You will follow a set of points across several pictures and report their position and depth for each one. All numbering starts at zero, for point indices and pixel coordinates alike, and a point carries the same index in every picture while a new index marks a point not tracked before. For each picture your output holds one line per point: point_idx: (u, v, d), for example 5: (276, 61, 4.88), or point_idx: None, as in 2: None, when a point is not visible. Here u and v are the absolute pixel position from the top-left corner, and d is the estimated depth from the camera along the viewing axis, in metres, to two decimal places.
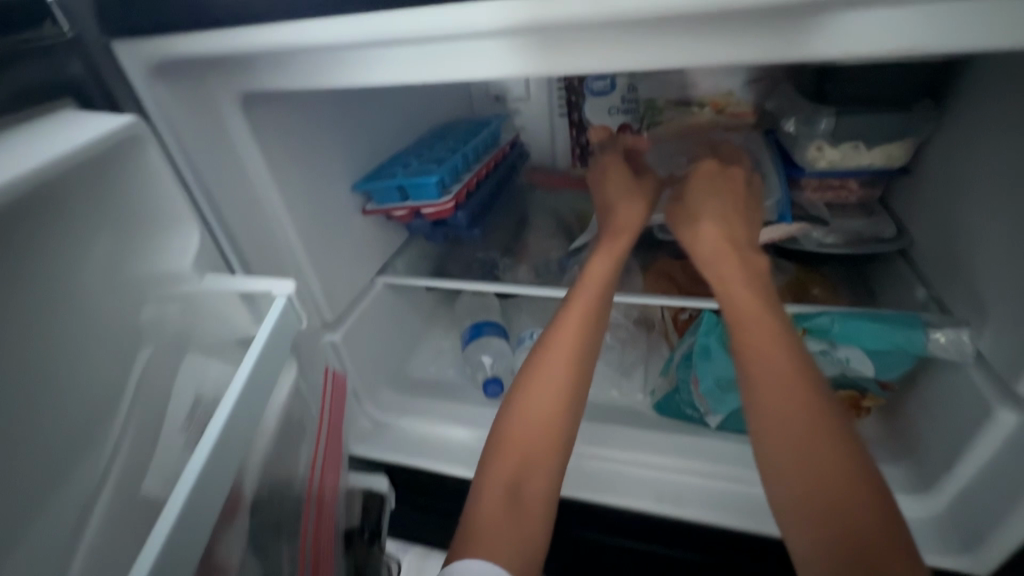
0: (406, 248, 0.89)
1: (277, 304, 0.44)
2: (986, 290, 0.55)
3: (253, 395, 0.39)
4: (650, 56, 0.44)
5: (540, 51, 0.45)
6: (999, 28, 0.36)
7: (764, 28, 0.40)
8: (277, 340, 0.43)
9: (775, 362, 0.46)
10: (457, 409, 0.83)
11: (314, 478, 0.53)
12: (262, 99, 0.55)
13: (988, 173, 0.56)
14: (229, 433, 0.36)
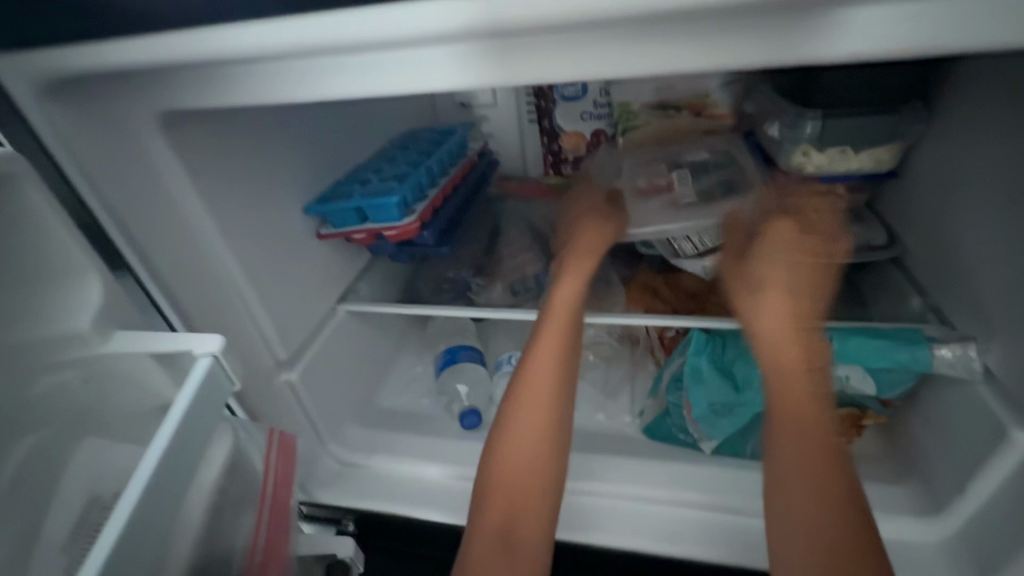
0: (370, 271, 0.82)
1: (201, 365, 0.37)
2: (990, 301, 0.52)
3: (167, 479, 0.32)
4: (627, 60, 0.38)
5: (497, 59, 0.39)
6: (1010, 23, 0.32)
7: (752, 27, 0.35)
8: (201, 409, 0.36)
9: (815, 446, 0.48)
10: (431, 444, 0.77)
11: (259, 554, 0.45)
12: (185, 118, 0.48)
13: (983, 179, 0.53)
14: (131, 537, 0.30)
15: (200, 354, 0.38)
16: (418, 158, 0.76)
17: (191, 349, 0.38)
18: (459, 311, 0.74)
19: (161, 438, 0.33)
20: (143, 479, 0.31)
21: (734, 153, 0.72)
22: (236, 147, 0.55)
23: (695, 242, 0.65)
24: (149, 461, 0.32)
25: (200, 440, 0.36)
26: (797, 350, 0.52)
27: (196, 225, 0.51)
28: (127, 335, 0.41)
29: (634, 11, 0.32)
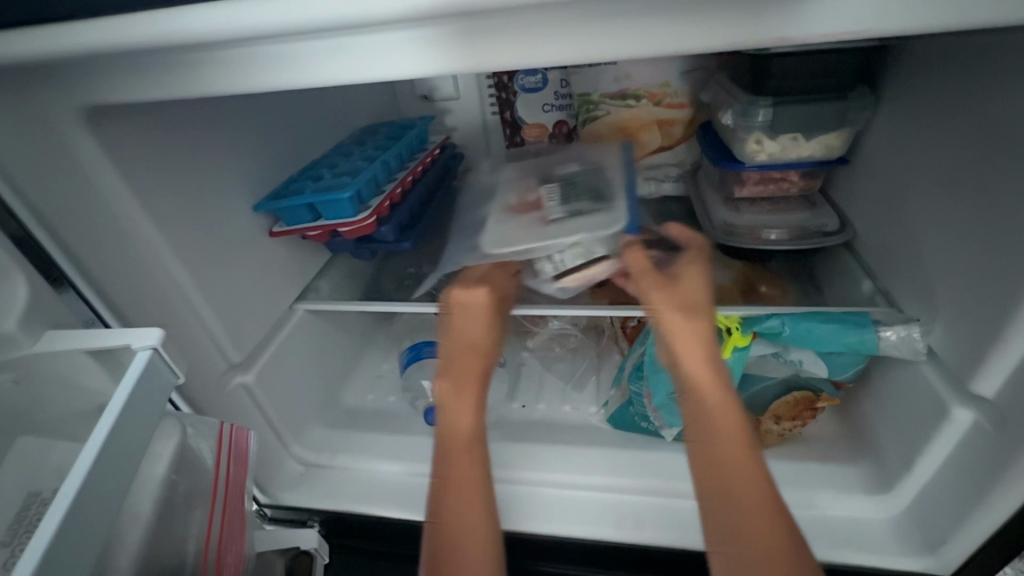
0: (331, 270, 0.81)
1: (140, 357, 0.36)
2: (931, 281, 0.53)
3: (103, 478, 0.31)
4: (571, 46, 0.38)
5: (441, 46, 0.38)
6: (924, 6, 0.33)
7: (690, 11, 0.36)
8: (142, 402, 0.35)
9: (725, 437, 0.50)
10: (396, 442, 0.76)
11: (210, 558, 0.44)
12: (116, 113, 0.46)
13: (926, 160, 0.54)
14: (66, 540, 0.29)
15: (140, 348, 0.37)
16: (374, 153, 0.74)
17: (131, 343, 0.37)
18: (419, 307, 0.72)
19: (102, 432, 0.32)
20: (81, 474, 0.30)
21: (603, 164, 0.73)
22: (175, 141, 0.53)
23: (554, 263, 0.65)
24: (87, 456, 0.31)
25: (137, 439, 0.34)
26: (694, 352, 0.54)
27: (134, 222, 0.49)
28: (60, 333, 0.40)
29: None
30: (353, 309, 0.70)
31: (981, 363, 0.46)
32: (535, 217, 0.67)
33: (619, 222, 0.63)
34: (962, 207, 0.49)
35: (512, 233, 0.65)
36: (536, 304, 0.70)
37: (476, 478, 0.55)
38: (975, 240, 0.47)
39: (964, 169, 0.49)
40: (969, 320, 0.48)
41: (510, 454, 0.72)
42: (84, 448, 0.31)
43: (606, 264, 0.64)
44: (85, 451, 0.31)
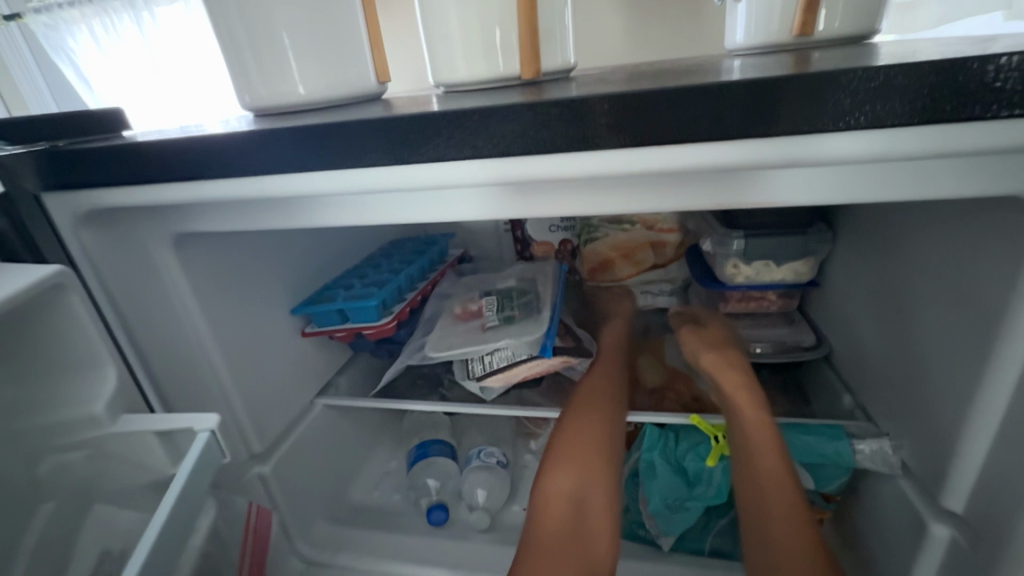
0: (349, 368, 0.88)
1: (199, 439, 0.43)
2: (897, 400, 0.58)
3: (167, 544, 0.36)
4: (617, 206, 0.44)
5: (497, 201, 0.45)
6: (866, 180, 0.39)
7: (715, 184, 0.41)
8: (195, 479, 0.41)
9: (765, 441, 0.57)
10: (398, 542, 0.77)
11: None
12: (194, 240, 0.57)
13: (878, 286, 0.61)
14: None
15: (199, 430, 0.44)
16: (399, 265, 0.85)
17: (191, 426, 0.44)
18: (428, 405, 0.77)
19: (167, 502, 0.38)
20: (151, 540, 0.35)
21: (538, 282, 0.84)
22: (238, 259, 0.64)
23: (483, 363, 0.71)
24: (155, 525, 0.36)
25: (188, 513, 0.39)
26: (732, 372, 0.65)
27: (195, 328, 0.58)
28: (132, 418, 0.47)
29: (613, 171, 0.39)
30: (369, 405, 0.76)
31: (944, 482, 0.50)
32: (477, 323, 0.76)
33: (540, 328, 0.70)
34: (909, 332, 0.55)
35: (454, 338, 0.73)
36: (538, 406, 0.75)
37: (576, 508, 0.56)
38: (920, 361, 0.53)
39: (902, 299, 0.56)
40: (929, 435, 0.52)
41: (507, 558, 0.73)
42: (152, 517, 0.36)
43: (527, 364, 0.69)
44: (154, 518, 0.37)
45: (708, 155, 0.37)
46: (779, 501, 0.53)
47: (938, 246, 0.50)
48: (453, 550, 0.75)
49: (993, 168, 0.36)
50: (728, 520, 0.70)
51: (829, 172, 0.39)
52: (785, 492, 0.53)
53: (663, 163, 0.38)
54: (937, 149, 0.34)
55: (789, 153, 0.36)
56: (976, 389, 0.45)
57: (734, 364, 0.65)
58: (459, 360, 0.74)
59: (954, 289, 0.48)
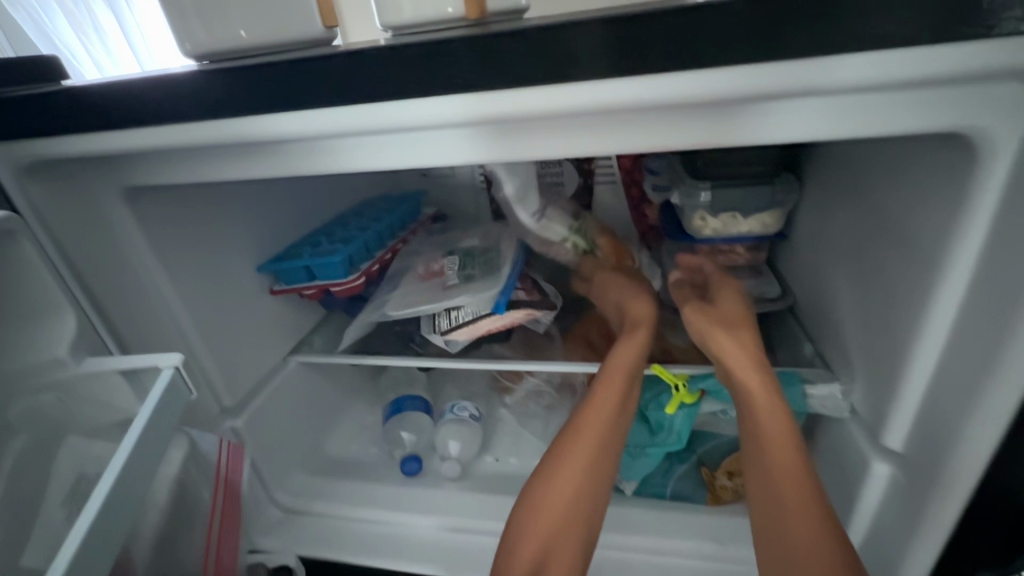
0: (324, 326, 0.89)
1: (164, 375, 0.42)
2: (847, 343, 0.59)
3: (138, 471, 0.36)
4: (603, 145, 0.43)
5: (484, 143, 0.45)
6: (853, 116, 0.38)
7: (710, 118, 0.40)
8: (163, 413, 0.40)
9: (774, 440, 0.51)
10: (375, 491, 0.79)
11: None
12: (148, 193, 0.56)
13: (842, 234, 0.61)
14: (109, 521, 0.33)
15: (164, 367, 0.43)
16: (367, 223, 0.84)
17: (157, 364, 0.43)
18: (401, 359, 0.78)
19: (132, 435, 0.37)
20: (115, 470, 0.35)
21: (503, 240, 0.84)
22: (201, 213, 0.64)
23: (450, 317, 0.72)
24: (123, 451, 0.36)
25: (166, 440, 0.40)
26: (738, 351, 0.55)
27: (156, 281, 0.58)
28: (97, 359, 0.47)
29: (598, 104, 0.39)
30: (341, 361, 0.77)
31: (886, 422, 0.51)
32: (439, 282, 0.76)
33: (495, 286, 0.71)
34: (866, 280, 0.55)
35: (416, 295, 0.74)
36: (507, 359, 0.76)
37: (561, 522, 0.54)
38: (873, 308, 0.54)
39: (862, 247, 0.56)
40: (875, 378, 0.53)
41: (479, 504, 0.76)
42: (116, 450, 0.36)
43: (490, 319, 0.70)
44: (121, 447, 0.36)
45: (661, 86, 0.37)
46: (794, 508, 0.48)
47: (891, 188, 0.50)
48: (427, 497, 0.78)
49: (964, 101, 0.36)
50: (690, 465, 0.72)
51: (845, 102, 0.38)
52: (800, 497, 0.48)
53: (659, 91, 0.37)
54: (878, 78, 0.34)
55: (799, 78, 0.35)
56: (913, 326, 0.47)
57: (736, 341, 0.56)
58: (426, 315, 0.74)
59: (904, 234, 0.48)
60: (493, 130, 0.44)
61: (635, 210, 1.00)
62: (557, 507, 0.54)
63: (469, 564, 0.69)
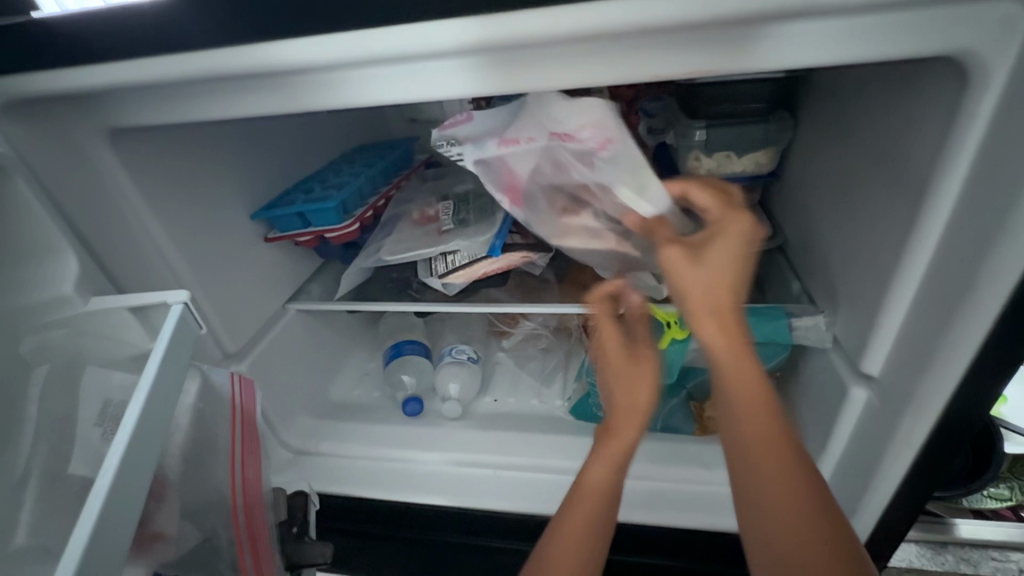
0: (321, 274, 0.89)
1: (174, 310, 0.43)
2: (833, 276, 0.61)
3: (162, 398, 0.38)
4: (608, 73, 0.43)
5: (479, 73, 0.44)
6: (863, 37, 0.38)
7: (718, 42, 0.40)
8: (179, 344, 0.41)
9: (764, 422, 0.46)
10: (379, 431, 0.83)
11: (240, 491, 0.52)
12: (133, 133, 0.55)
13: (835, 170, 0.61)
14: (143, 442, 0.35)
15: (172, 303, 0.44)
16: (359, 169, 0.83)
17: (165, 300, 0.44)
18: (396, 305, 0.79)
19: (153, 364, 0.38)
20: (141, 396, 0.36)
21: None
22: (189, 156, 0.63)
23: (446, 261, 0.72)
24: (146, 378, 0.37)
25: (183, 371, 0.42)
26: (723, 318, 0.48)
27: (151, 227, 0.58)
28: (101, 298, 0.48)
29: (598, 28, 0.38)
30: (339, 306, 0.78)
31: (866, 349, 0.53)
32: (433, 227, 0.76)
33: (488, 229, 0.72)
34: (856, 214, 0.56)
35: (411, 241, 0.74)
36: (503, 302, 0.77)
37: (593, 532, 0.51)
38: (860, 241, 0.55)
39: (852, 181, 0.57)
40: (859, 309, 0.55)
41: (481, 439, 0.80)
42: (139, 378, 0.37)
43: (487, 262, 0.71)
44: (141, 377, 0.38)
45: (662, 7, 0.36)
46: (786, 508, 0.44)
47: (885, 120, 0.50)
48: (430, 435, 0.81)
49: (967, 19, 0.36)
50: (680, 399, 0.77)
51: (861, 22, 0.37)
52: (794, 495, 0.44)
53: (665, 13, 0.37)
54: None
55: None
56: (896, 256, 0.48)
57: (706, 306, 0.48)
58: (422, 260, 0.75)
59: (896, 164, 0.49)
60: (492, 61, 0.43)
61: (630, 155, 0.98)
62: (589, 517, 0.51)
63: (470, 492, 0.73)
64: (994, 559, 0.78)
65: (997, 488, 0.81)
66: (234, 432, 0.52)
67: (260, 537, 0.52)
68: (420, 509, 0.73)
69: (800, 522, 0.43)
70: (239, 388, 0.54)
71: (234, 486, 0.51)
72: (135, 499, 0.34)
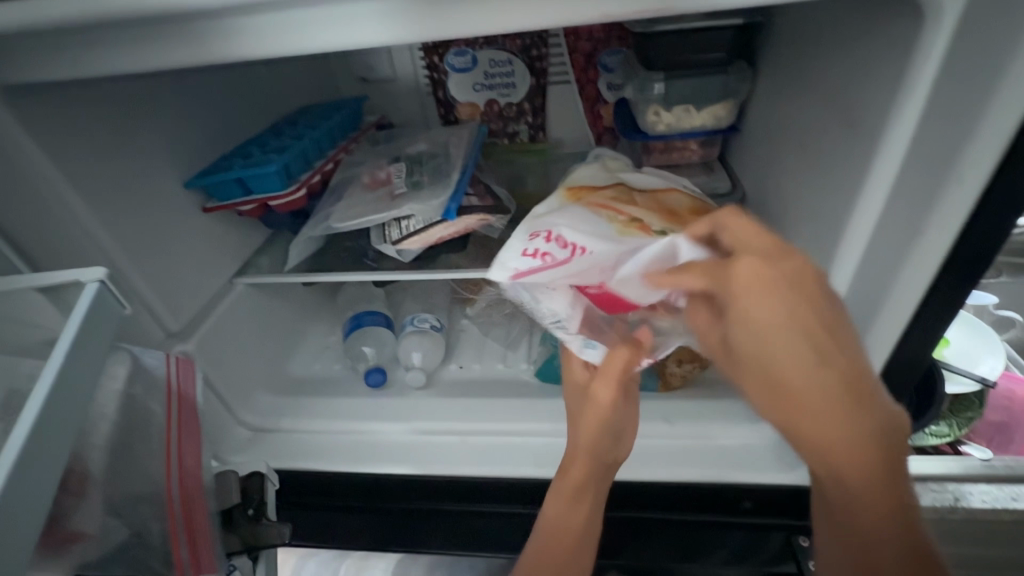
0: (271, 246, 0.84)
1: (88, 289, 0.39)
2: (788, 230, 0.61)
3: (70, 386, 0.35)
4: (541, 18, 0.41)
5: (401, 18, 0.42)
6: None
7: None
8: (94, 326, 0.38)
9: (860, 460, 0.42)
10: (341, 405, 0.81)
11: (174, 483, 0.50)
12: (31, 90, 0.49)
13: (791, 122, 0.61)
14: (45, 435, 0.33)
15: (87, 282, 0.40)
16: (303, 131, 0.78)
17: (79, 278, 0.40)
18: (354, 275, 0.75)
19: (61, 349, 0.36)
20: (45, 384, 0.34)
21: (450, 146, 0.81)
22: (105, 117, 0.57)
23: (400, 227, 0.69)
24: (52, 364, 0.35)
25: (101, 354, 0.39)
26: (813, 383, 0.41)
27: (61, 197, 0.52)
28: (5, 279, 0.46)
29: None
30: (291, 279, 0.74)
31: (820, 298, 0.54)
32: (386, 191, 0.72)
33: (443, 191, 0.69)
34: (811, 165, 0.56)
35: (362, 207, 0.71)
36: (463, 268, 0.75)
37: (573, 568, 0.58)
38: (814, 193, 0.55)
39: (808, 132, 0.57)
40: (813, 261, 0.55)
41: (446, 408, 0.79)
42: (43, 365, 0.34)
43: (442, 226, 0.68)
44: (47, 365, 0.35)
45: None
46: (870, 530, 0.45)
47: (841, 66, 0.49)
48: (394, 406, 0.80)
49: None
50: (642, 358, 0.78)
51: None
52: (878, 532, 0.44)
53: None
54: None
55: None
56: (847, 206, 0.48)
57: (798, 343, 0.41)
58: (375, 227, 0.72)
59: (850, 111, 0.48)
60: (421, 5, 0.41)
61: (590, 111, 0.96)
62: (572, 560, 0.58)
63: (435, 459, 0.73)
64: (930, 489, 0.82)
65: (937, 427, 0.88)
66: (170, 417, 0.50)
67: (199, 527, 0.51)
68: (384, 480, 0.72)
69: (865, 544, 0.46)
70: (175, 369, 0.52)
71: (170, 475, 0.50)
72: (35, 496, 0.31)
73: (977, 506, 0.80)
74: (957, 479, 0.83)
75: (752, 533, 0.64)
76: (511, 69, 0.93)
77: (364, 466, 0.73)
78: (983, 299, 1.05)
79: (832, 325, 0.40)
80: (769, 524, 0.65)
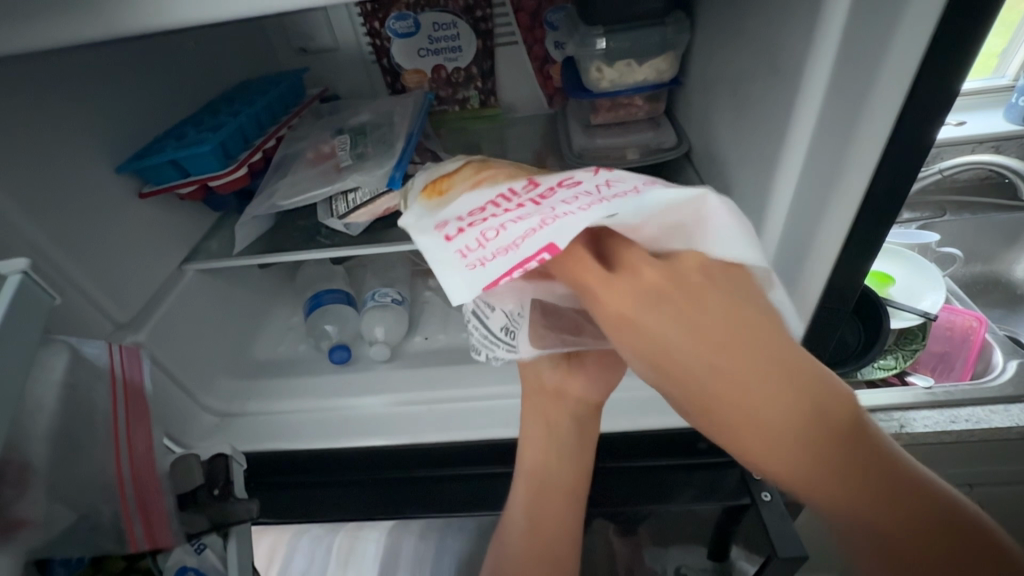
0: (220, 230, 0.82)
1: (11, 282, 0.38)
2: (729, 178, 0.62)
3: None
4: None
5: None
6: None
7: None
8: (18, 319, 0.37)
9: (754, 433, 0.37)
10: (307, 383, 0.81)
11: (122, 463, 0.52)
12: None
13: (726, 71, 0.61)
14: None
15: (8, 273, 0.39)
16: (240, 108, 0.75)
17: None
18: (307, 253, 0.74)
19: None
20: None
21: (395, 115, 0.79)
22: (13, 100, 0.53)
23: (347, 200, 0.69)
24: None
25: (28, 345, 0.38)
26: (691, 346, 0.38)
27: None
28: None
29: None
30: (243, 262, 0.72)
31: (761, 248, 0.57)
32: (330, 164, 0.71)
33: (388, 160, 0.68)
34: (745, 111, 0.57)
35: (306, 182, 0.69)
36: (417, 238, 0.74)
37: (555, 523, 0.62)
38: (749, 140, 0.56)
39: (741, 79, 0.57)
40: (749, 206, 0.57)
41: (410, 378, 0.80)
42: None
43: (388, 196, 0.67)
44: None
45: None
46: (872, 519, 0.36)
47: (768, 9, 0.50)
48: (360, 382, 0.81)
49: None
50: None
51: None
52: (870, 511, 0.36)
53: None
54: None
55: None
56: (778, 150, 0.50)
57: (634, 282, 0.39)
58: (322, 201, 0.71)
59: (777, 56, 0.49)
60: None
61: (540, 72, 0.95)
62: (548, 516, 0.62)
63: (403, 428, 0.74)
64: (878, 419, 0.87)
65: (883, 360, 0.93)
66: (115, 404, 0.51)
67: (153, 505, 0.53)
68: (355, 453, 0.73)
69: (875, 534, 0.36)
70: (121, 359, 0.52)
71: (118, 457, 0.51)
72: None
73: (921, 431, 0.85)
74: (901, 408, 0.88)
75: (711, 472, 0.68)
76: (456, 32, 0.90)
77: (334, 442, 0.73)
78: (924, 238, 1.09)
79: (719, 349, 0.37)
80: (726, 461, 0.68)
